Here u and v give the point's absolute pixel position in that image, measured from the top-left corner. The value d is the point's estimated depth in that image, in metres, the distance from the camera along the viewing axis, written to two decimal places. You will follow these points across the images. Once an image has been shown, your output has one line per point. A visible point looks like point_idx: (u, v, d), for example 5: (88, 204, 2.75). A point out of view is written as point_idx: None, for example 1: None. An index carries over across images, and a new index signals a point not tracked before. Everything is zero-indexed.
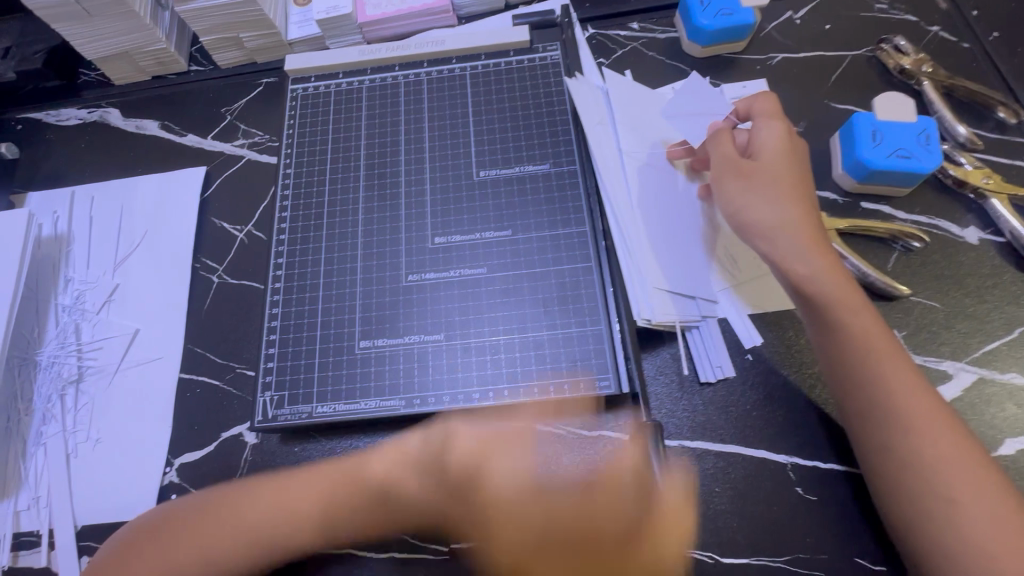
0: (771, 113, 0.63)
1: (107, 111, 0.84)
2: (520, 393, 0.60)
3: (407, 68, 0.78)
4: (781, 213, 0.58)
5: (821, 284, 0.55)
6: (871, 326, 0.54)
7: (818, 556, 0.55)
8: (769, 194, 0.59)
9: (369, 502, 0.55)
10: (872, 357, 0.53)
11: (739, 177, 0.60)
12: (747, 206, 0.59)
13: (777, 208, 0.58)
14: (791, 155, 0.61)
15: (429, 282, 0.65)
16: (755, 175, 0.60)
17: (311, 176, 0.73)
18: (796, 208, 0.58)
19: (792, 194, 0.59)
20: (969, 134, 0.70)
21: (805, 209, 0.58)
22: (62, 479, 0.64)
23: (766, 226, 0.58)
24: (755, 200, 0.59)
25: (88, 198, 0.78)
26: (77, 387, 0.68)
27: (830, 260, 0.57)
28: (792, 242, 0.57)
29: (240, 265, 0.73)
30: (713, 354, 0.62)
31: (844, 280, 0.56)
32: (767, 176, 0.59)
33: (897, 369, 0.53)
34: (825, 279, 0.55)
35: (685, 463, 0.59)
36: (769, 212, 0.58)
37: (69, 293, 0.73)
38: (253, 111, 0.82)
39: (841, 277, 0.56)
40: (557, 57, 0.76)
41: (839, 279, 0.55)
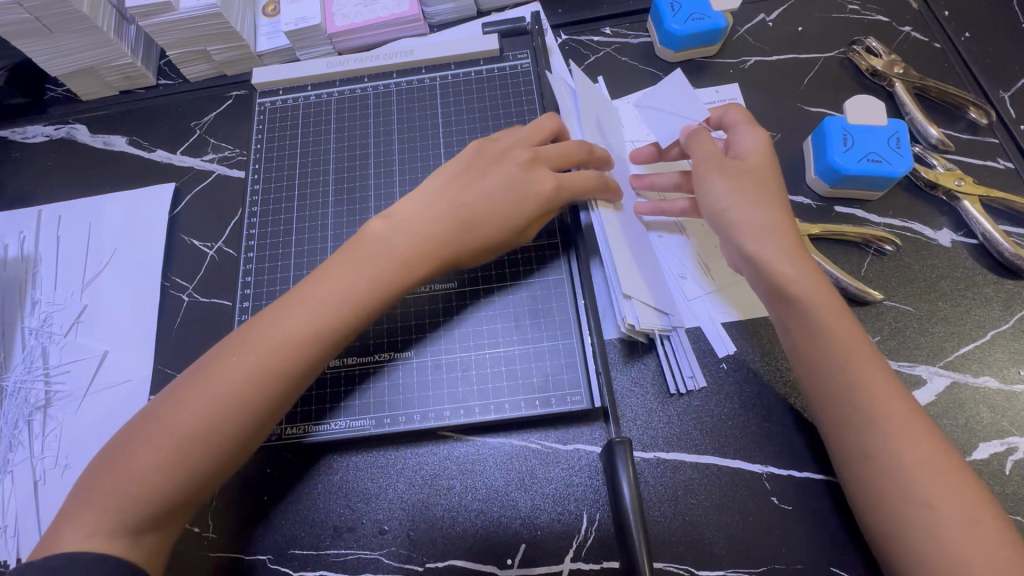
0: (747, 120, 0.63)
1: (74, 127, 0.82)
2: (491, 409, 0.59)
3: (377, 79, 0.77)
4: (760, 215, 0.56)
5: (807, 288, 0.54)
6: (850, 329, 0.53)
7: (794, 566, 0.55)
8: (748, 193, 0.57)
9: (290, 350, 0.51)
10: (854, 359, 0.52)
11: (721, 174, 0.58)
12: (728, 207, 0.57)
13: (756, 210, 0.57)
14: (772, 162, 0.60)
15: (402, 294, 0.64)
16: (735, 174, 0.58)
17: (280, 191, 0.72)
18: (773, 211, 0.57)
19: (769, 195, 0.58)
20: (941, 135, 0.70)
21: (780, 211, 0.58)
22: (31, 507, 0.63)
23: (746, 228, 0.56)
24: (736, 198, 0.57)
25: (54, 217, 0.77)
26: (45, 412, 0.67)
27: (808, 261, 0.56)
28: (774, 243, 0.55)
29: (210, 283, 0.72)
30: (685, 364, 0.61)
31: (825, 287, 0.55)
32: (745, 177, 0.58)
33: (877, 372, 0.52)
34: (807, 283, 0.54)
35: (659, 475, 0.58)
36: (748, 211, 0.57)
37: (37, 315, 0.72)
38: (222, 125, 0.81)
39: (821, 283, 0.55)
40: (527, 66, 0.76)
41: (818, 283, 0.55)
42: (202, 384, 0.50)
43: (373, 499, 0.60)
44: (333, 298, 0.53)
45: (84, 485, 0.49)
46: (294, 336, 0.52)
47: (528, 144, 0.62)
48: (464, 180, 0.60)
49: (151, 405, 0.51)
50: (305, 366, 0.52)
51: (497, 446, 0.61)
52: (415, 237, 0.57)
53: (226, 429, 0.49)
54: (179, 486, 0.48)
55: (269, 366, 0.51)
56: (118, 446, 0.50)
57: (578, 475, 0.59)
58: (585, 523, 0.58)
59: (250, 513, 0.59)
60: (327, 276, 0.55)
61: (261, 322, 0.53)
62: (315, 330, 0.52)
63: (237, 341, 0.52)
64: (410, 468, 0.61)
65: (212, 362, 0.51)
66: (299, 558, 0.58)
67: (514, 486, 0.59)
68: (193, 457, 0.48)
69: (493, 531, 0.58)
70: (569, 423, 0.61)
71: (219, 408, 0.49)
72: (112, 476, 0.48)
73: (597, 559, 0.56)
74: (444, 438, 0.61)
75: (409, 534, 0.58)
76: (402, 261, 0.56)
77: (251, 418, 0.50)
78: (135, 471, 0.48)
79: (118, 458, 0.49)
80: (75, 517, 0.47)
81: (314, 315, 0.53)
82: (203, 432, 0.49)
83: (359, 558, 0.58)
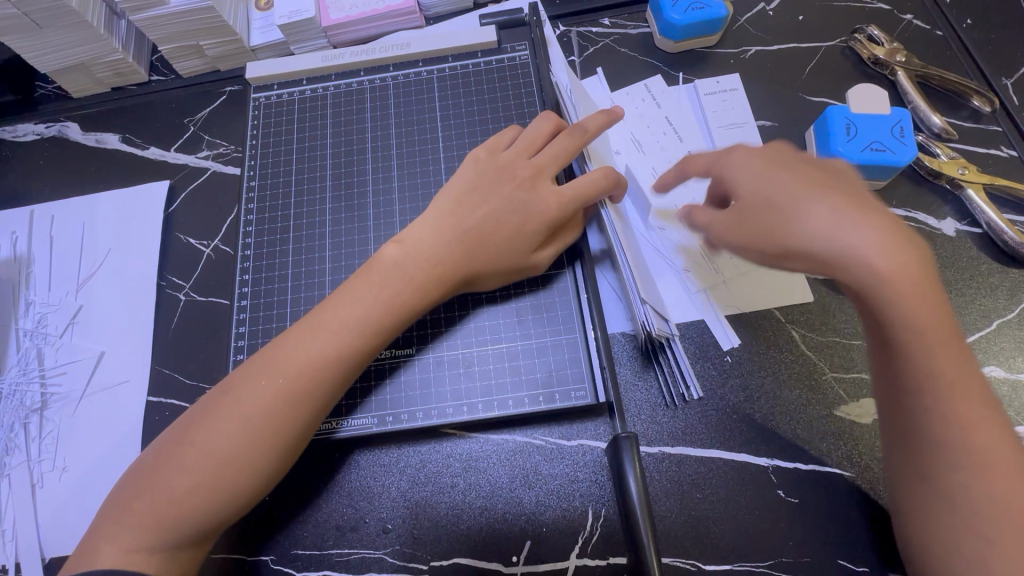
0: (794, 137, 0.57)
1: (65, 125, 0.81)
2: (495, 406, 0.59)
3: (373, 72, 0.76)
4: (821, 211, 0.49)
5: (892, 295, 0.46)
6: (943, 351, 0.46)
7: (801, 559, 0.54)
8: (794, 195, 0.50)
9: (315, 371, 0.52)
10: (940, 369, 0.46)
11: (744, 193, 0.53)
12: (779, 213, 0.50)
13: (817, 210, 0.49)
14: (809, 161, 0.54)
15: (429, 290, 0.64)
16: (767, 185, 0.52)
17: (276, 188, 0.71)
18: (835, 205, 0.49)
19: (825, 188, 0.50)
20: (944, 124, 0.69)
21: (849, 202, 0.50)
22: (28, 511, 0.62)
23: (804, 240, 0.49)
24: (780, 204, 0.50)
25: (47, 217, 0.75)
26: (41, 415, 0.66)
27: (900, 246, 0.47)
28: (838, 242, 0.47)
29: (207, 281, 0.71)
30: (684, 370, 0.60)
31: (924, 283, 0.47)
32: (776, 187, 0.51)
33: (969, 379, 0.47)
34: (890, 282, 0.46)
35: (665, 470, 0.58)
36: (807, 210, 0.49)
37: (31, 316, 0.71)
38: (216, 121, 0.80)
39: (911, 284, 0.46)
40: (525, 58, 0.75)
41: (909, 283, 0.46)
42: (231, 406, 0.51)
43: (376, 498, 0.59)
44: (353, 320, 0.54)
45: (116, 503, 0.50)
46: (321, 352, 0.52)
47: (529, 152, 0.61)
48: (468, 193, 0.60)
49: (180, 426, 0.52)
50: (330, 386, 0.53)
51: (501, 443, 0.60)
52: (424, 252, 0.57)
53: (260, 451, 0.50)
54: (216, 505, 0.49)
55: (298, 388, 0.51)
56: (150, 467, 0.50)
57: (583, 470, 0.59)
58: (591, 519, 0.57)
59: (252, 513, 0.59)
60: (346, 296, 0.55)
61: (282, 345, 0.53)
62: (336, 350, 0.53)
63: (264, 362, 0.53)
64: (413, 466, 0.60)
65: (238, 383, 0.52)
66: (302, 558, 0.58)
67: (519, 482, 0.59)
68: (227, 479, 0.49)
69: (497, 528, 0.58)
70: (573, 418, 0.60)
71: (250, 429, 0.50)
72: (148, 496, 0.49)
73: (603, 555, 0.56)
74: (447, 435, 0.61)
75: (413, 532, 0.58)
76: (419, 271, 0.56)
77: (285, 437, 0.51)
78: (172, 491, 0.48)
79: (152, 478, 0.49)
80: (112, 536, 0.48)
81: (337, 336, 0.53)
82: (238, 451, 0.49)
83: (363, 557, 0.57)
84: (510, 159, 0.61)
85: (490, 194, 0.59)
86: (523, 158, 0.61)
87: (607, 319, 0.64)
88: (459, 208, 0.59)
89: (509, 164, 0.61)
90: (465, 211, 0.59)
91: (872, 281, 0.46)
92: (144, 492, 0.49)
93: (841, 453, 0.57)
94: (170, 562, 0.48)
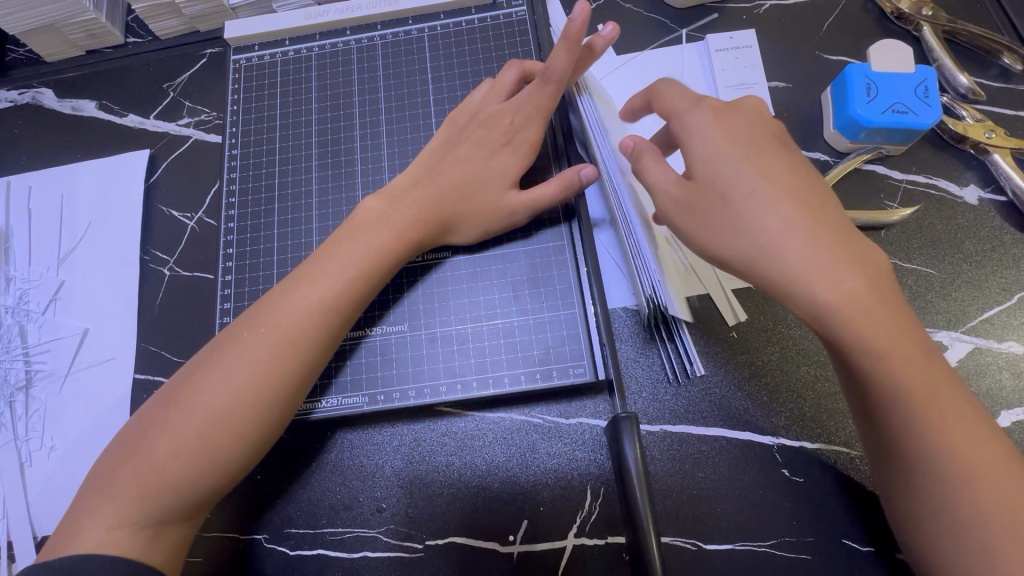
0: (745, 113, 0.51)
1: (39, 91, 0.77)
2: (490, 383, 0.57)
3: (359, 31, 0.71)
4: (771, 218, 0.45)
5: (840, 322, 0.43)
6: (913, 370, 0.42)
7: (805, 539, 0.53)
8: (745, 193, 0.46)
9: (301, 328, 0.50)
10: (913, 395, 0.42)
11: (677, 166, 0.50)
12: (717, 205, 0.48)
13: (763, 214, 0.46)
14: (772, 149, 0.49)
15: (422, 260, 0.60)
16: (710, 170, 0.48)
17: (260, 156, 0.67)
18: (781, 216, 0.45)
19: (779, 183, 0.47)
20: (972, 83, 0.64)
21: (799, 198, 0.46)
22: (18, 489, 0.61)
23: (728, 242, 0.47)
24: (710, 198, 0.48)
25: (25, 188, 0.72)
26: (27, 393, 0.64)
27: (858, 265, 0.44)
28: (789, 257, 0.44)
29: (191, 256, 0.69)
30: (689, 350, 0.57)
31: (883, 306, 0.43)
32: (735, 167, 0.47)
33: (941, 399, 0.42)
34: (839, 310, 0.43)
35: (666, 449, 0.56)
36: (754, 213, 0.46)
37: (12, 293, 0.68)
38: (197, 86, 0.76)
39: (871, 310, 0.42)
40: (523, 13, 0.69)
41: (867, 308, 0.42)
42: (216, 367, 0.49)
43: (370, 477, 0.58)
44: (339, 280, 0.52)
45: (101, 474, 0.48)
46: (306, 309, 0.51)
47: (498, 93, 0.60)
48: (452, 147, 0.59)
49: (165, 394, 0.50)
50: (317, 348, 0.51)
51: (497, 422, 0.59)
52: (409, 215, 0.55)
53: (243, 414, 0.48)
54: (199, 475, 0.47)
55: (283, 349, 0.49)
56: (134, 437, 0.49)
57: (582, 448, 0.57)
58: (589, 498, 0.56)
59: (245, 492, 0.58)
60: (334, 252, 0.53)
61: (269, 304, 0.52)
62: (322, 310, 0.51)
63: (251, 324, 0.51)
64: (407, 444, 0.59)
65: (224, 343, 0.51)
66: (295, 537, 0.57)
67: (515, 461, 0.57)
68: (211, 445, 0.47)
69: (494, 508, 0.56)
70: (572, 395, 0.59)
71: (235, 393, 0.48)
72: (132, 466, 0.47)
73: (602, 535, 0.55)
74: (442, 414, 0.59)
75: (407, 511, 0.57)
76: (408, 233, 0.55)
77: (269, 404, 0.49)
78: (156, 457, 0.47)
79: (135, 447, 0.48)
80: (97, 512, 0.46)
81: (323, 290, 0.52)
82: (221, 413, 0.48)
83: (357, 536, 0.56)
84: (495, 112, 0.59)
85: (471, 153, 0.58)
86: (510, 110, 0.59)
87: (609, 293, 0.62)
88: (439, 162, 0.58)
89: (494, 115, 0.59)
90: (446, 170, 0.58)
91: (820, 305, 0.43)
92: (130, 458, 0.48)
93: (850, 433, 0.55)
94: (159, 541, 0.47)
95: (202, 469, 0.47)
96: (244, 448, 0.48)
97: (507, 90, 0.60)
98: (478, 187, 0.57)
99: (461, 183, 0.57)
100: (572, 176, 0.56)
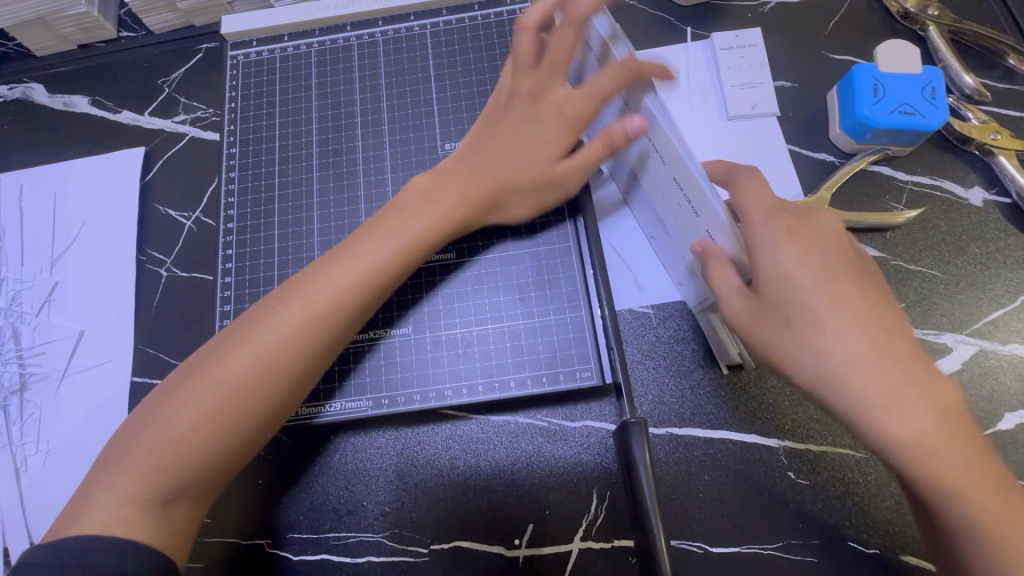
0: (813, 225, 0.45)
1: (29, 87, 0.75)
2: (495, 387, 0.56)
3: (360, 27, 0.70)
4: (852, 334, 0.41)
5: (912, 453, 0.40)
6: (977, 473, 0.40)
7: (811, 542, 0.53)
8: (836, 311, 0.42)
9: (334, 301, 0.49)
10: (983, 508, 0.40)
11: (825, 238, 0.44)
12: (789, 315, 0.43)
13: (843, 333, 0.41)
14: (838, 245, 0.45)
15: (428, 263, 0.59)
16: (837, 274, 0.43)
17: (259, 156, 0.66)
18: (866, 338, 0.41)
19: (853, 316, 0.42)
20: (977, 84, 0.64)
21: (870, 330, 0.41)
22: (14, 494, 0.60)
23: (799, 370, 0.43)
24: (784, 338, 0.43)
25: (16, 186, 0.70)
26: (21, 396, 0.63)
27: (940, 393, 0.40)
28: (866, 384, 0.41)
29: (189, 256, 0.67)
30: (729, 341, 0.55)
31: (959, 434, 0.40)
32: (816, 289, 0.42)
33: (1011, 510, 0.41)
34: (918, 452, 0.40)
35: (672, 452, 0.56)
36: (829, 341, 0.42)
37: (4, 294, 0.67)
38: (194, 81, 0.74)
39: (954, 433, 0.40)
40: (527, 10, 0.68)
41: (951, 426, 0.40)
42: (246, 337, 0.48)
43: (373, 481, 0.57)
44: (377, 252, 0.51)
45: (118, 444, 0.47)
46: (341, 280, 0.50)
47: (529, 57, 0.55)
48: (500, 118, 0.57)
49: (192, 358, 0.49)
50: (343, 324, 0.50)
51: (502, 425, 0.58)
52: (454, 194, 0.54)
53: (274, 387, 0.48)
54: (221, 447, 0.46)
55: (309, 322, 0.48)
56: (154, 406, 0.47)
57: (588, 451, 0.57)
58: (595, 501, 0.55)
59: (246, 497, 0.57)
60: (374, 224, 0.53)
61: (303, 277, 0.50)
62: (357, 283, 0.50)
63: (282, 293, 0.50)
64: (411, 448, 0.58)
65: (257, 313, 0.49)
66: (297, 542, 0.56)
67: (521, 464, 0.57)
68: (236, 417, 0.47)
69: (500, 512, 0.56)
70: (577, 398, 0.58)
71: (266, 361, 0.47)
72: (150, 439, 0.46)
73: (608, 538, 0.54)
74: (446, 417, 0.59)
75: (411, 515, 0.56)
76: (452, 213, 0.54)
77: (299, 373, 0.48)
78: (177, 428, 0.46)
79: (155, 417, 0.47)
80: (105, 486, 0.45)
81: (359, 262, 0.50)
82: (251, 382, 0.47)
83: (361, 540, 0.56)
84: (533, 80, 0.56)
85: (515, 128, 0.56)
86: (549, 74, 0.55)
87: (615, 295, 0.61)
88: (484, 142, 0.57)
89: (531, 84, 0.56)
90: (489, 146, 0.56)
91: (880, 410, 0.40)
92: (150, 429, 0.46)
93: None
94: None
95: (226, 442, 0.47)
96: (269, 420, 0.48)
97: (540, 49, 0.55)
98: (524, 163, 0.56)
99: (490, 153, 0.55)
100: (615, 129, 0.48)
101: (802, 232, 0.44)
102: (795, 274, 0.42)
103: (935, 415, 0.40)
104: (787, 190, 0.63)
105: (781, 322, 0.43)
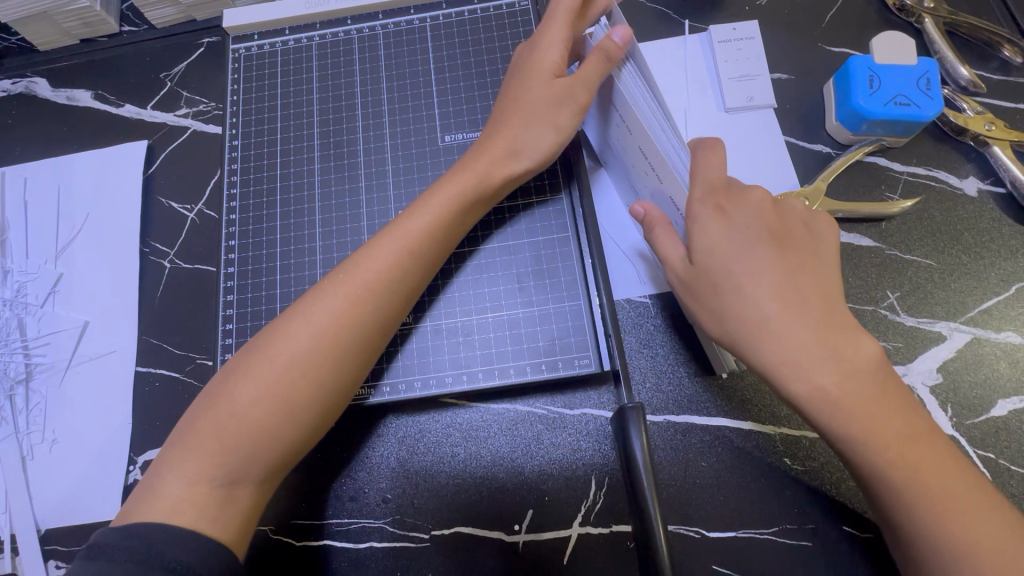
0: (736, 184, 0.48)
1: (32, 81, 0.75)
2: (495, 374, 0.57)
3: (360, 21, 0.70)
4: (772, 300, 0.45)
5: (819, 403, 0.44)
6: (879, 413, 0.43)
7: (806, 527, 0.54)
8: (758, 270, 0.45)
9: (385, 280, 0.51)
10: (895, 455, 0.43)
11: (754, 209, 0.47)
12: (716, 275, 0.46)
13: (761, 298, 0.45)
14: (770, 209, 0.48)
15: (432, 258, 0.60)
16: (760, 244, 0.46)
17: (261, 148, 0.67)
18: (780, 299, 0.45)
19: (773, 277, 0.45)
20: (972, 75, 0.65)
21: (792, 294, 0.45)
22: (20, 482, 0.61)
23: (728, 329, 0.46)
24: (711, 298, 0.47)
25: (20, 179, 0.71)
26: (27, 386, 0.64)
27: (848, 354, 0.44)
28: (782, 348, 0.44)
29: (192, 248, 0.68)
30: None
31: (867, 387, 0.44)
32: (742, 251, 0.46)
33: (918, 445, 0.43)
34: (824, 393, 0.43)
35: (670, 439, 0.57)
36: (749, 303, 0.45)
37: (9, 285, 0.67)
38: (195, 75, 0.75)
39: (860, 391, 0.43)
40: (526, 3, 0.69)
41: (856, 385, 0.43)
42: (299, 317, 0.49)
43: (375, 469, 0.58)
44: (416, 235, 0.52)
45: (186, 424, 0.48)
46: (388, 261, 0.51)
47: (530, 49, 0.57)
48: (518, 88, 0.57)
49: (249, 343, 0.50)
50: (392, 299, 0.51)
51: (502, 412, 0.59)
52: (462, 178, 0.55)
53: (329, 363, 0.48)
54: (277, 420, 0.47)
55: (363, 295, 0.50)
56: (216, 388, 0.48)
57: (587, 439, 0.58)
58: (594, 487, 0.56)
59: None
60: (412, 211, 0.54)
61: (351, 260, 0.52)
62: (402, 261, 0.52)
63: (330, 276, 0.52)
64: (412, 436, 0.59)
65: (307, 295, 0.51)
66: (301, 528, 0.57)
67: (521, 451, 0.58)
68: (293, 391, 0.47)
69: (500, 498, 0.57)
70: (576, 387, 0.59)
71: (318, 335, 0.48)
72: (213, 414, 0.47)
73: (607, 523, 0.55)
74: (447, 405, 0.59)
75: (412, 501, 0.57)
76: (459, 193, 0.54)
77: (351, 352, 0.49)
78: (238, 404, 0.47)
79: (217, 395, 0.48)
80: (177, 465, 0.46)
81: (402, 244, 0.52)
82: (308, 361, 0.48)
83: (364, 526, 0.57)
84: (532, 63, 0.56)
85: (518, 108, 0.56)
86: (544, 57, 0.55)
87: (614, 285, 0.62)
88: (495, 124, 0.57)
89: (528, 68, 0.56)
90: (497, 128, 0.57)
91: (783, 357, 0.44)
92: (215, 405, 0.47)
93: None
94: None
95: (283, 418, 0.47)
96: (323, 397, 0.48)
97: (538, 39, 0.57)
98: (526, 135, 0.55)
99: (517, 122, 0.55)
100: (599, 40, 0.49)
101: (733, 207, 0.47)
102: (721, 247, 0.46)
103: (840, 376, 0.43)
104: (784, 180, 0.64)
105: (709, 286, 0.47)
